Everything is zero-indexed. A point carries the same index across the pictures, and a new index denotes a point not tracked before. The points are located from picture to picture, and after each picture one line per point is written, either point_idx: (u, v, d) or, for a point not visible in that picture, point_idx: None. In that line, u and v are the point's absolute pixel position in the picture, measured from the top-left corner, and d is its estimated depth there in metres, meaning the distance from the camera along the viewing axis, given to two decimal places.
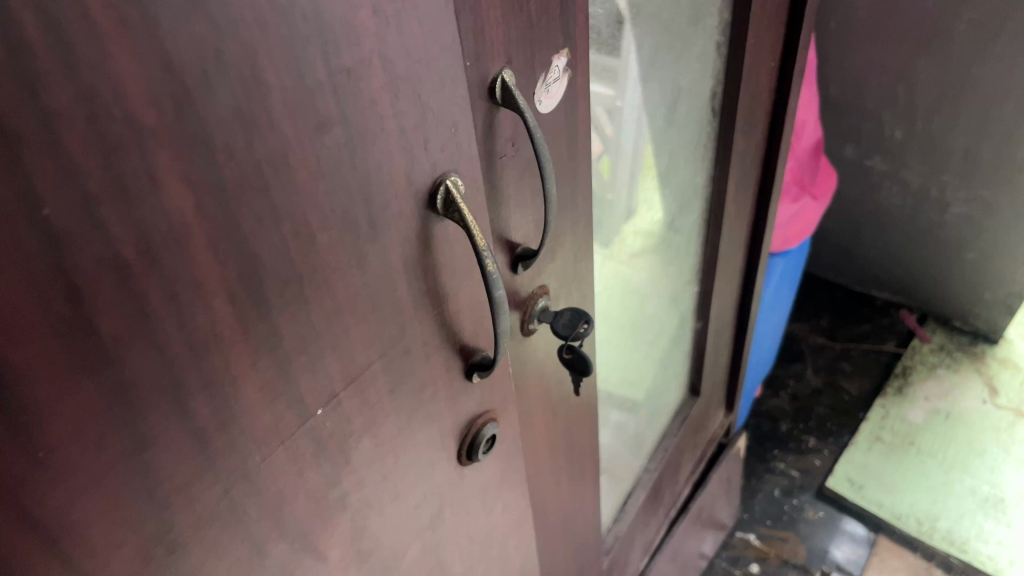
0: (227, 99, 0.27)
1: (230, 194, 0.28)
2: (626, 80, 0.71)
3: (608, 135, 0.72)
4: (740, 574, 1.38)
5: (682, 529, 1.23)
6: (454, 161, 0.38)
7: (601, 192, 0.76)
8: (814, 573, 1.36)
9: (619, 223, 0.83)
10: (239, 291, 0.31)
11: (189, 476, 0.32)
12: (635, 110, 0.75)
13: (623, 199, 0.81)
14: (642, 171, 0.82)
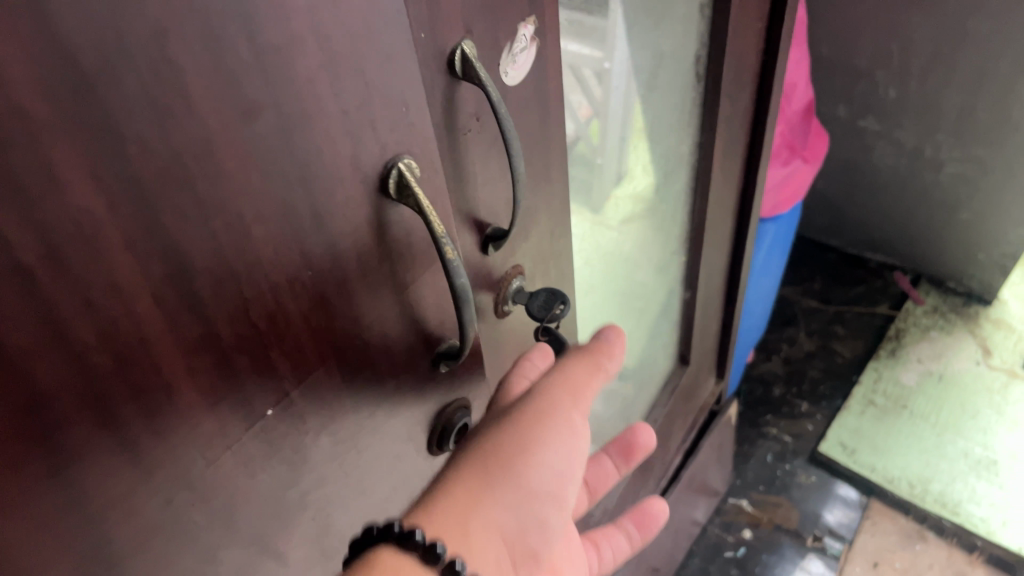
0: (135, 84, 0.24)
1: (148, 189, 0.26)
2: (614, 41, 0.69)
3: (596, 98, 0.72)
4: (733, 540, 1.38)
5: (673, 498, 1.22)
6: (408, 141, 0.35)
7: (590, 156, 0.76)
8: (806, 538, 1.36)
9: (608, 188, 0.83)
10: (167, 292, 0.28)
11: (124, 489, 0.30)
12: (626, 75, 0.74)
13: (611, 165, 0.80)
14: (631, 134, 0.80)
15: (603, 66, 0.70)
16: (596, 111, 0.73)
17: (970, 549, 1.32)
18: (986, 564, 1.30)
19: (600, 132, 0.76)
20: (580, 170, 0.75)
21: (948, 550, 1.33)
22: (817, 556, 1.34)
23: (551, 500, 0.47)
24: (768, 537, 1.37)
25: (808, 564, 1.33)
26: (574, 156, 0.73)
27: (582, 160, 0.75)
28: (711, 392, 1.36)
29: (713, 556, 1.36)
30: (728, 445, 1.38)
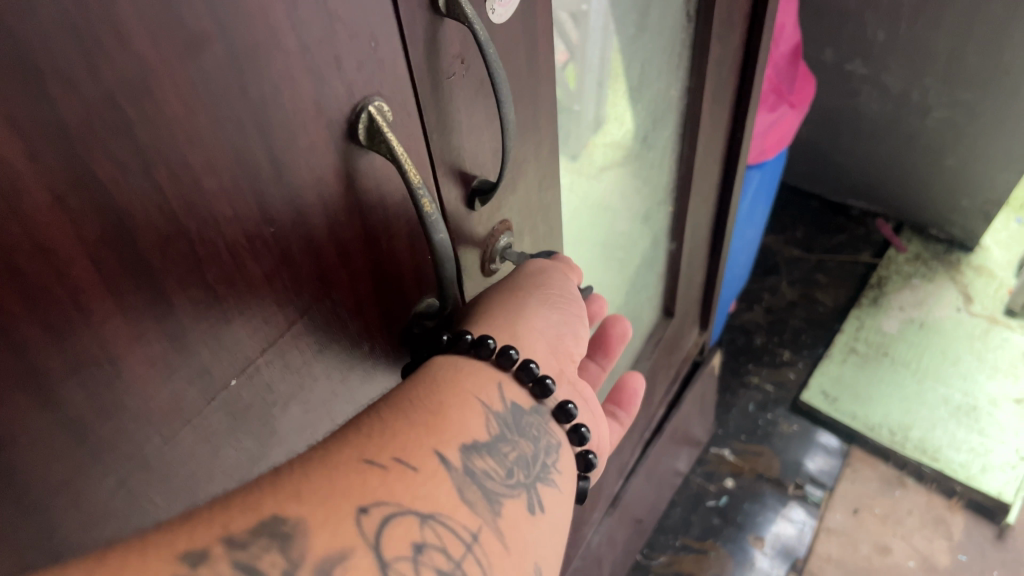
0: (51, 13, 0.20)
1: (75, 138, 0.22)
2: None
3: (573, 42, 0.68)
4: (715, 489, 1.38)
5: (656, 449, 1.21)
6: (379, 81, 0.31)
7: (569, 103, 0.72)
8: (787, 486, 1.36)
9: (585, 135, 0.79)
10: (108, 255, 0.25)
11: (68, 473, 0.27)
12: (605, 15, 0.70)
13: (588, 110, 0.76)
14: (609, 80, 0.76)
15: (582, 7, 0.66)
16: (574, 55, 0.69)
17: (949, 495, 1.33)
18: (965, 509, 1.32)
19: (577, 78, 0.72)
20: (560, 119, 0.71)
21: (927, 495, 1.34)
22: (799, 504, 1.34)
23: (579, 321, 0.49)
24: (750, 486, 1.37)
25: (790, 513, 1.33)
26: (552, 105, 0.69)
27: (563, 107, 0.71)
28: (695, 342, 1.34)
29: (695, 506, 1.36)
30: (711, 395, 1.38)
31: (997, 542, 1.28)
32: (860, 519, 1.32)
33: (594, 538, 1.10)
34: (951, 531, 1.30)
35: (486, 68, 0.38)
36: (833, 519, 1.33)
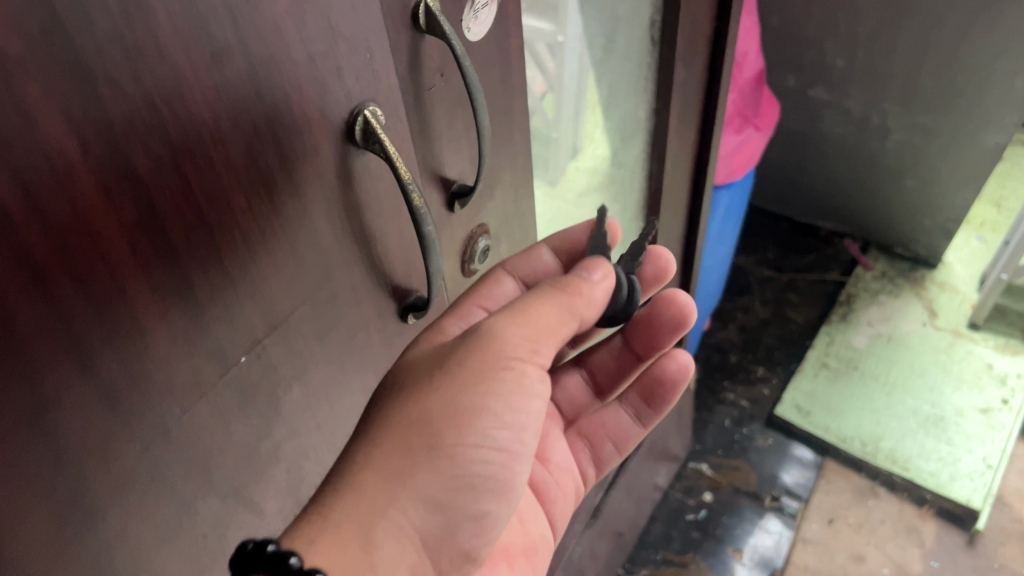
0: (104, 25, 0.24)
1: (118, 133, 0.26)
2: (566, 20, 0.79)
3: (550, 73, 0.82)
4: (693, 503, 1.41)
5: (636, 462, 1.24)
6: (373, 90, 0.35)
7: (545, 130, 0.86)
8: (764, 498, 1.39)
9: (565, 161, 0.92)
10: (141, 239, 0.28)
11: (102, 437, 0.30)
12: (578, 49, 0.82)
13: (567, 138, 0.90)
14: (586, 108, 0.89)
15: (555, 39, 0.79)
16: (550, 86, 0.83)
17: (920, 503, 1.37)
18: (935, 517, 1.36)
19: (555, 108, 0.86)
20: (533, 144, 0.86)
21: (899, 505, 1.38)
22: (775, 516, 1.37)
23: (479, 492, 0.47)
24: (728, 499, 1.40)
25: (767, 524, 1.36)
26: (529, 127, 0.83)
27: (539, 132, 0.85)
28: None
29: (675, 521, 1.39)
30: (687, 411, 1.41)
31: (968, 548, 1.33)
32: (834, 529, 1.36)
33: (576, 550, 1.12)
34: (923, 539, 1.34)
35: (463, 80, 0.43)
36: (809, 529, 1.36)
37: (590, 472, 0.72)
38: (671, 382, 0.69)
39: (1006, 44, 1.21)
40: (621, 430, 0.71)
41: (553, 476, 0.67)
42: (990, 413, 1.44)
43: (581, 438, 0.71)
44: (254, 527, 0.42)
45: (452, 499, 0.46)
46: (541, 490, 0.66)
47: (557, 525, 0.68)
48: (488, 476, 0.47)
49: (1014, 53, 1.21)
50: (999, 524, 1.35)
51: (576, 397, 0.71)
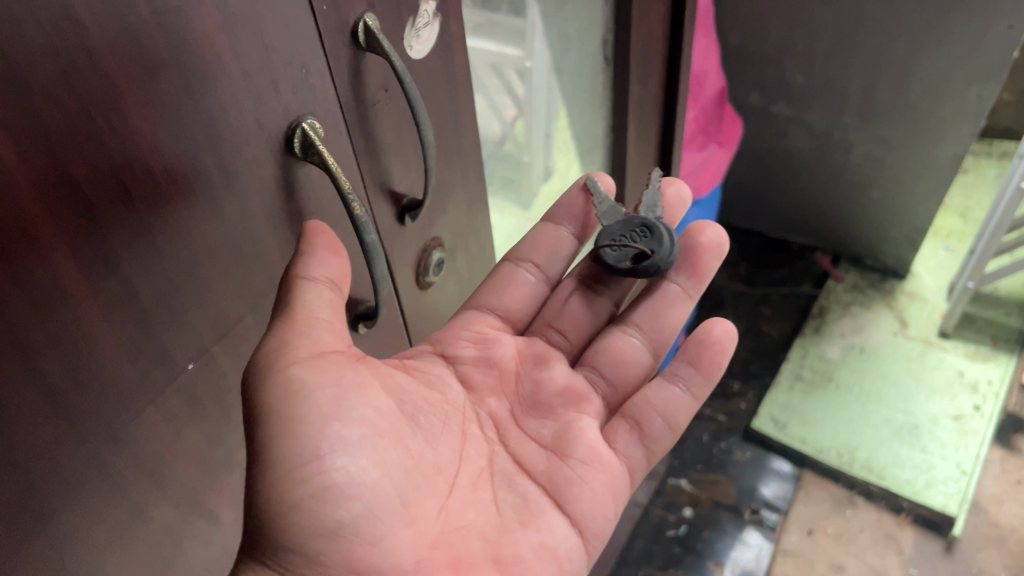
0: (37, 41, 0.26)
1: (54, 144, 0.27)
2: (534, 41, 0.77)
3: (521, 97, 0.80)
4: (674, 522, 1.27)
5: None
6: (309, 104, 0.37)
7: (516, 153, 0.84)
8: (744, 513, 1.27)
9: (536, 184, 0.90)
10: (82, 245, 0.30)
11: (48, 441, 0.31)
12: (545, 70, 0.81)
13: (538, 160, 0.88)
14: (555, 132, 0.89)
15: (524, 64, 0.78)
16: (520, 111, 0.81)
17: (897, 511, 1.25)
18: (913, 524, 1.24)
19: (526, 132, 0.84)
20: (504, 168, 0.82)
21: (877, 513, 1.26)
22: (756, 528, 1.25)
23: (329, 506, 0.42)
24: (709, 514, 1.27)
25: (746, 538, 1.24)
26: (501, 153, 0.80)
27: (511, 157, 0.83)
28: None
29: (656, 537, 1.25)
30: None
31: (945, 555, 1.21)
32: (814, 540, 1.25)
33: None
34: (902, 547, 1.22)
35: (406, 96, 0.43)
36: (788, 541, 1.25)
37: (638, 462, 0.59)
38: (717, 343, 0.60)
39: (958, 57, 1.16)
40: (671, 402, 0.59)
41: (575, 472, 0.55)
42: (963, 419, 1.32)
43: (625, 419, 0.59)
44: (210, 535, 0.43)
45: (307, 536, 0.42)
46: (560, 490, 0.54)
47: (584, 528, 0.54)
48: (324, 488, 0.42)
49: (967, 65, 1.16)
50: (976, 528, 1.23)
51: (621, 365, 0.63)
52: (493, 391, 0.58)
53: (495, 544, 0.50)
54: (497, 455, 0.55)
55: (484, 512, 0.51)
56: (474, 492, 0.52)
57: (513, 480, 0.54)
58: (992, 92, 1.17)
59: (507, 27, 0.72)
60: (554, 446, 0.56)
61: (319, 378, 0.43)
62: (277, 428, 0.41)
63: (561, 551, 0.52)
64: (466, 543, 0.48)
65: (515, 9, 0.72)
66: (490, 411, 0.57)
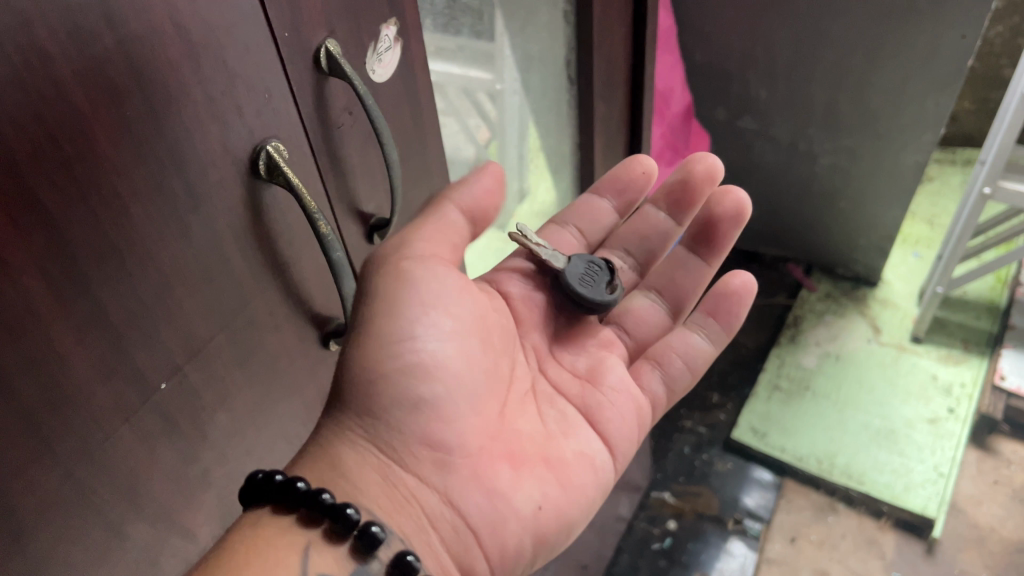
0: (7, 73, 0.27)
1: (22, 171, 0.28)
2: (505, 67, 0.80)
3: (492, 120, 0.84)
4: (659, 535, 1.25)
5: None
6: (273, 127, 0.39)
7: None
8: (727, 523, 1.25)
9: (512, 204, 0.94)
10: (51, 267, 0.30)
11: (24, 459, 0.32)
12: (515, 92, 0.84)
13: (511, 181, 0.92)
14: (530, 154, 0.93)
15: (496, 88, 0.81)
16: (492, 134, 0.85)
17: (878, 515, 1.25)
18: (894, 528, 1.23)
19: (498, 153, 0.88)
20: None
21: (858, 518, 1.26)
22: (739, 538, 1.23)
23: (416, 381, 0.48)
24: (693, 526, 1.25)
25: (731, 548, 1.22)
26: (474, 175, 0.85)
27: None
28: None
29: (641, 550, 1.23)
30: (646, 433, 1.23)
31: (927, 557, 1.20)
32: (798, 547, 1.23)
33: None
34: (884, 552, 1.21)
35: (370, 118, 0.45)
36: (772, 550, 1.24)
37: (660, 399, 0.65)
38: (736, 295, 0.66)
39: (917, 64, 1.18)
40: (691, 346, 0.66)
41: (608, 397, 0.61)
42: (939, 422, 1.31)
43: (648, 361, 0.66)
44: (187, 553, 0.44)
45: (389, 403, 0.48)
46: (592, 411, 0.60)
47: (618, 453, 0.59)
48: (414, 365, 0.48)
49: (923, 76, 1.19)
50: (956, 530, 1.23)
51: (642, 319, 0.69)
52: (535, 330, 0.62)
53: (542, 446, 0.55)
54: (539, 380, 0.60)
55: (534, 423, 0.56)
56: (524, 407, 0.57)
57: (554, 399, 0.60)
58: (949, 102, 1.20)
59: (471, 51, 0.74)
60: (589, 376, 0.62)
61: (428, 267, 0.50)
62: (382, 305, 0.48)
63: (591, 464, 0.57)
64: (519, 440, 0.54)
65: (480, 35, 0.74)
66: (533, 344, 0.61)
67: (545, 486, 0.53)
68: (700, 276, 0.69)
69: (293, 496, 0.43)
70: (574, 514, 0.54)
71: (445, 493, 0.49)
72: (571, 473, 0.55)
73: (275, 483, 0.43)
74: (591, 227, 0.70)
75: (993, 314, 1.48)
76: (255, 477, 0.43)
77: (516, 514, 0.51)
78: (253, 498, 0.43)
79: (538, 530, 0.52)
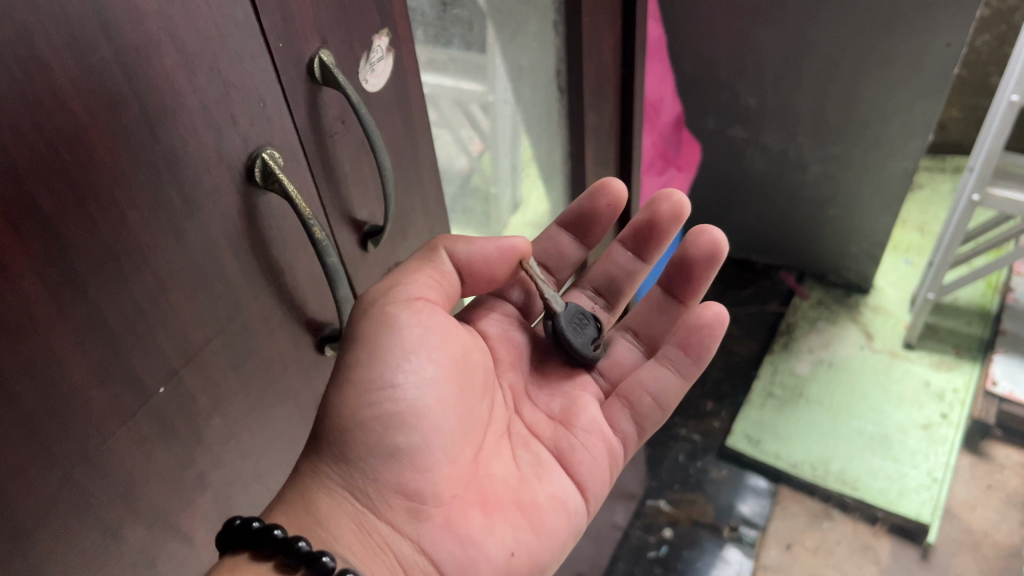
0: (8, 82, 0.27)
1: (23, 179, 0.29)
2: (495, 77, 0.81)
3: (484, 131, 0.84)
4: (654, 543, 1.25)
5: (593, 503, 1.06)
6: (268, 135, 0.39)
7: (484, 185, 0.88)
8: (723, 531, 1.26)
9: (506, 215, 0.93)
10: (49, 273, 0.31)
11: (22, 461, 0.33)
12: (508, 102, 0.85)
13: (505, 193, 0.91)
14: (523, 165, 0.92)
15: (487, 99, 0.81)
16: (486, 145, 0.85)
17: (872, 521, 1.25)
18: (890, 534, 1.23)
19: (493, 165, 0.87)
20: (475, 201, 0.87)
21: (852, 524, 1.25)
22: (735, 545, 1.24)
23: (392, 432, 0.48)
24: (689, 533, 1.26)
25: (727, 555, 1.23)
26: (468, 187, 0.85)
27: (478, 189, 0.87)
28: None
29: (637, 559, 1.23)
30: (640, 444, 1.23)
31: (922, 562, 1.21)
32: (794, 554, 1.24)
33: None
34: (879, 557, 1.21)
35: (362, 126, 0.45)
36: (768, 557, 1.24)
37: (630, 437, 0.62)
38: (706, 327, 0.59)
39: (904, 71, 1.19)
40: (660, 382, 0.61)
41: (580, 439, 0.59)
42: (931, 428, 1.31)
43: (618, 399, 0.62)
44: (183, 556, 0.45)
45: (367, 450, 0.48)
46: (565, 453, 0.59)
47: (589, 492, 0.59)
48: (392, 415, 0.48)
49: (911, 83, 1.21)
50: (950, 534, 1.23)
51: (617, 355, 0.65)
52: (510, 368, 0.61)
53: (516, 490, 0.55)
54: (514, 421, 0.59)
55: (507, 465, 0.56)
56: (498, 448, 0.57)
57: (528, 442, 0.59)
58: (937, 108, 1.22)
59: (464, 63, 0.75)
60: (563, 417, 0.60)
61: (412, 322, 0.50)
62: (360, 353, 0.48)
63: (563, 509, 0.57)
64: (493, 485, 0.54)
65: (472, 47, 0.75)
66: (509, 382, 0.61)
67: (519, 532, 0.53)
68: (672, 315, 0.66)
69: (269, 544, 0.43)
70: (546, 559, 0.55)
71: (417, 540, 0.49)
72: (545, 519, 0.55)
73: (252, 529, 0.43)
74: (559, 264, 0.69)
75: (985, 319, 1.48)
76: (233, 523, 0.43)
77: (487, 561, 0.51)
78: (230, 543, 0.43)
79: None
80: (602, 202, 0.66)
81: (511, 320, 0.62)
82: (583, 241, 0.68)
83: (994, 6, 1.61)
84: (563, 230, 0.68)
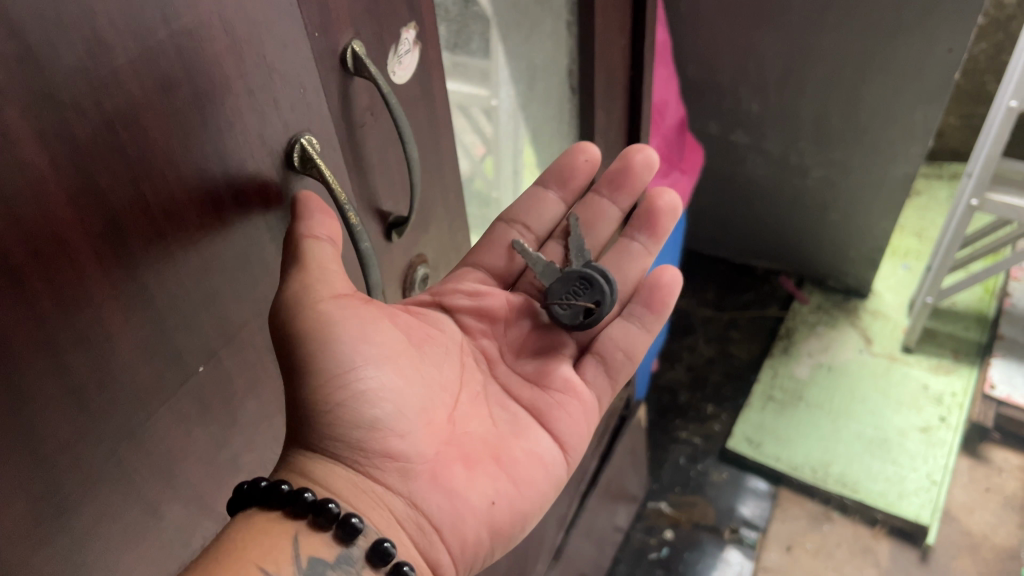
0: (71, 59, 0.28)
1: (83, 155, 0.30)
2: (498, 82, 0.81)
3: (488, 135, 0.84)
4: (655, 545, 1.26)
5: (593, 503, 1.06)
6: (306, 121, 0.40)
7: (486, 189, 0.88)
8: (724, 532, 1.26)
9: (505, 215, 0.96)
10: (105, 249, 0.32)
11: (72, 436, 0.33)
12: (509, 107, 0.85)
13: (507, 194, 0.92)
14: (523, 167, 0.93)
15: (490, 103, 0.81)
16: (488, 149, 0.85)
17: (872, 523, 1.26)
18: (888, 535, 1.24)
19: (494, 168, 0.88)
20: (476, 205, 0.87)
21: (853, 527, 1.26)
22: (736, 547, 1.25)
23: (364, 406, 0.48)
24: (689, 535, 1.27)
25: (728, 556, 1.24)
26: (470, 191, 0.85)
27: (479, 193, 0.87)
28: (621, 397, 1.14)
29: (638, 561, 1.24)
30: (640, 446, 1.22)
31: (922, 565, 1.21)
32: (794, 556, 1.24)
33: None
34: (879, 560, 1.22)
35: (391, 117, 0.46)
36: (768, 558, 1.24)
37: (603, 390, 0.64)
38: (666, 287, 0.66)
39: (904, 77, 1.21)
40: (629, 335, 0.65)
41: (554, 398, 0.60)
42: (930, 431, 1.32)
43: (592, 354, 0.65)
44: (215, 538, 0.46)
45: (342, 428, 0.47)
46: (541, 410, 0.60)
47: (568, 442, 0.60)
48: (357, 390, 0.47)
49: (913, 89, 1.22)
50: (949, 537, 1.24)
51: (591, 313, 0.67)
52: (483, 334, 0.62)
53: (494, 445, 0.55)
54: (489, 384, 0.60)
55: (483, 423, 0.56)
56: (473, 407, 0.57)
57: (504, 402, 0.60)
58: (937, 114, 1.23)
59: (469, 68, 0.75)
60: (536, 378, 0.61)
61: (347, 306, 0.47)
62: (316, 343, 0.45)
63: (546, 458, 0.58)
64: (470, 442, 0.54)
65: (484, 50, 0.76)
66: (482, 348, 0.61)
67: (498, 482, 0.54)
68: (640, 264, 0.69)
69: (276, 500, 0.44)
70: (529, 505, 0.56)
71: (408, 499, 0.49)
72: (523, 468, 0.56)
73: (258, 489, 0.43)
74: (538, 222, 0.67)
75: (982, 324, 1.49)
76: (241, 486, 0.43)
77: (474, 509, 0.52)
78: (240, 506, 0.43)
79: (494, 522, 0.53)
80: (580, 158, 0.66)
81: (478, 289, 0.61)
82: (564, 194, 0.67)
83: (991, 15, 1.63)
84: (544, 189, 0.67)
